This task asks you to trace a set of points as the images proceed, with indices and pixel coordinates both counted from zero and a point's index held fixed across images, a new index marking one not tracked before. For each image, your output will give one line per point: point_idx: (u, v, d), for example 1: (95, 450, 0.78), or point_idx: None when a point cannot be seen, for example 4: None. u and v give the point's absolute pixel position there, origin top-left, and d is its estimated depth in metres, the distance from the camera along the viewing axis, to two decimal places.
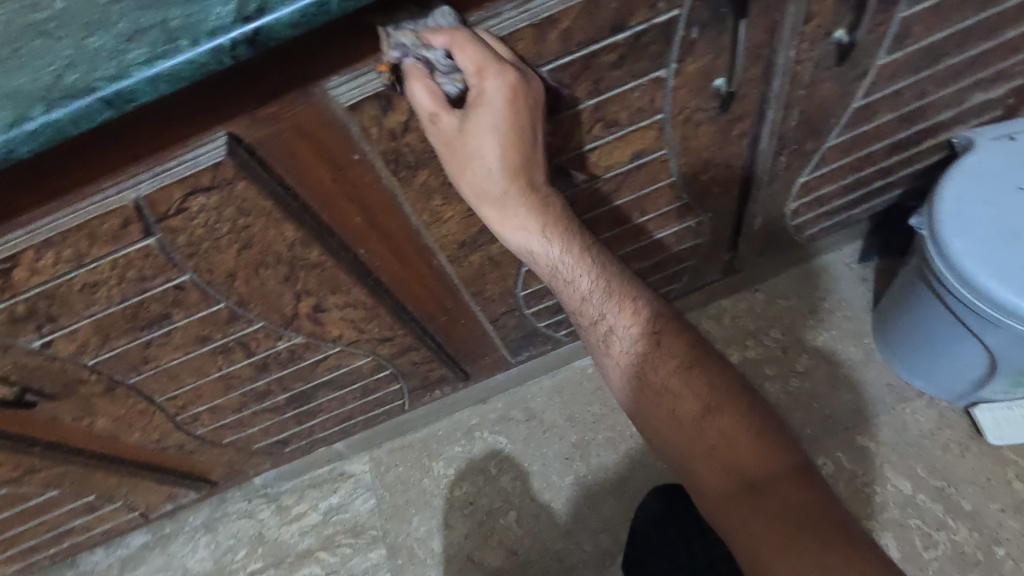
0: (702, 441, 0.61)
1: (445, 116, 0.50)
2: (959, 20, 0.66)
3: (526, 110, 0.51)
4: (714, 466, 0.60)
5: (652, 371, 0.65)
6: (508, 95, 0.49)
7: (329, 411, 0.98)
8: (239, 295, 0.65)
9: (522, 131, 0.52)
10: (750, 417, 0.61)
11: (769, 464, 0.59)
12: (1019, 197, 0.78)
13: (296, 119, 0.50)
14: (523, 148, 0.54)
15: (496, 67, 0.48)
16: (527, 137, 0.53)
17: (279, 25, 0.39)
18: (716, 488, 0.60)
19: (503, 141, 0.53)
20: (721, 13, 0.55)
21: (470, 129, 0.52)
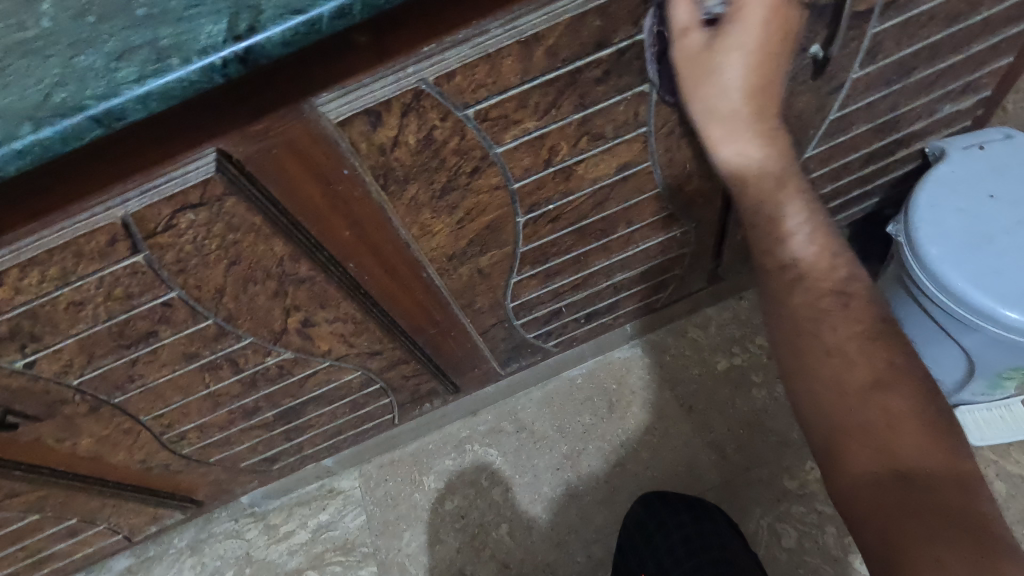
0: (860, 411, 0.57)
1: (695, 33, 0.54)
2: (928, 35, 0.69)
3: (779, 30, 0.55)
4: (866, 442, 0.56)
5: (829, 329, 0.60)
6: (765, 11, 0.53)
7: (318, 427, 0.98)
8: (228, 311, 0.65)
9: (770, 53, 0.55)
10: (927, 405, 0.56)
11: (922, 427, 0.55)
12: (991, 205, 0.81)
13: (287, 136, 0.50)
14: (765, 67, 0.56)
15: None
16: (775, 57, 0.56)
17: (270, 44, 0.40)
18: (860, 467, 0.55)
19: (747, 59, 0.55)
20: None
21: (719, 44, 0.54)
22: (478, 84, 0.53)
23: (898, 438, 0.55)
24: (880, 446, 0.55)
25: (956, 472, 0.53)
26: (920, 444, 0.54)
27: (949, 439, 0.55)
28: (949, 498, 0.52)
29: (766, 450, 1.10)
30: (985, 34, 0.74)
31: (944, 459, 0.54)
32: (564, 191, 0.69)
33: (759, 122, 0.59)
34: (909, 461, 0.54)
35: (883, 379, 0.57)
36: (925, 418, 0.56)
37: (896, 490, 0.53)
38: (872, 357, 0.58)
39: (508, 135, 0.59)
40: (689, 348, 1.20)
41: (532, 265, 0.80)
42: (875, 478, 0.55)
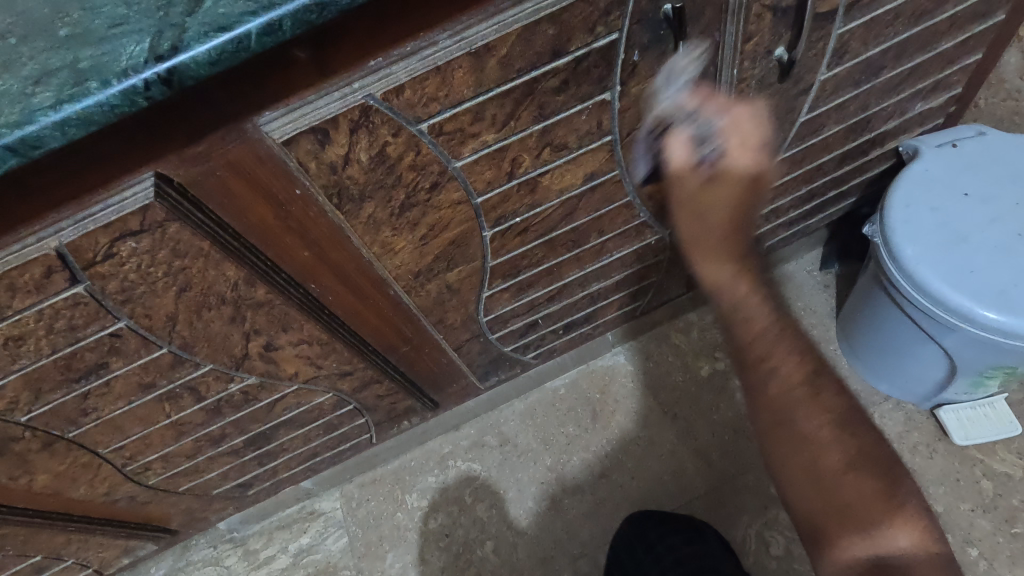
0: (840, 502, 0.56)
1: (692, 168, 0.60)
2: (894, 34, 0.68)
3: (753, 177, 0.60)
4: (853, 540, 0.56)
5: (804, 416, 0.58)
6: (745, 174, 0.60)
7: (292, 450, 0.95)
8: (182, 339, 0.62)
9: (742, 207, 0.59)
10: (891, 483, 0.58)
11: (901, 513, 0.57)
12: (966, 203, 0.80)
13: (231, 157, 0.48)
14: (739, 203, 0.59)
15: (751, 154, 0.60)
16: (747, 200, 0.60)
17: (196, 63, 0.37)
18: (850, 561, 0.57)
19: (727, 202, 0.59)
20: (659, 36, 0.55)
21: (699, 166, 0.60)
22: (429, 97, 0.51)
23: (896, 525, 0.56)
24: (870, 538, 0.56)
25: (933, 551, 0.57)
26: (903, 528, 0.57)
27: (922, 517, 0.58)
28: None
29: (752, 456, 1.09)
30: (953, 31, 0.73)
31: (926, 540, 0.57)
32: (531, 203, 0.67)
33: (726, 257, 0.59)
34: (894, 547, 0.56)
35: (853, 464, 0.57)
36: (900, 501, 0.57)
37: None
38: (843, 441, 0.57)
39: (466, 148, 0.57)
40: (672, 354, 1.18)
41: (503, 278, 0.78)
42: (864, 565, 0.56)
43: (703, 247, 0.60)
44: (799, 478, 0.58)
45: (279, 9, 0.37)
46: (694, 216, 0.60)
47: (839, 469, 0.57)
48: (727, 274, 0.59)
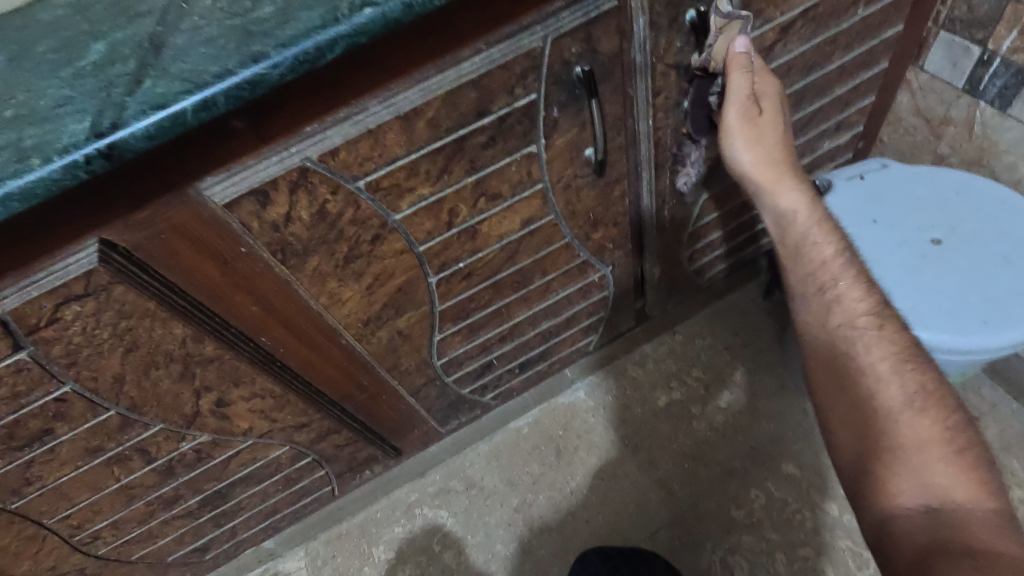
0: (890, 429, 0.55)
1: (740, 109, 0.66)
2: (792, 83, 0.76)
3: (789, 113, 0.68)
4: (904, 475, 0.53)
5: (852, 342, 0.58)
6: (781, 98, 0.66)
7: (249, 509, 0.93)
8: (131, 400, 0.63)
9: (787, 134, 0.67)
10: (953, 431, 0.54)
11: (957, 461, 0.53)
12: (875, 229, 0.87)
13: (175, 220, 0.51)
14: (790, 139, 0.67)
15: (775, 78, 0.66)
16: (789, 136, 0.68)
17: (133, 138, 0.40)
18: (898, 499, 0.53)
19: (780, 130, 0.66)
20: (576, 94, 0.61)
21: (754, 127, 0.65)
22: (364, 157, 0.54)
23: (941, 476, 0.52)
24: (917, 481, 0.52)
25: (996, 510, 0.51)
26: (953, 487, 0.51)
27: (988, 476, 0.52)
28: (980, 533, 0.49)
29: (713, 484, 1.11)
30: (844, 79, 0.82)
31: (988, 497, 0.51)
32: (472, 250, 0.71)
33: (795, 175, 0.66)
34: (945, 495, 0.51)
35: (915, 402, 0.55)
36: (955, 453, 0.53)
37: (930, 525, 0.50)
38: (905, 380, 0.57)
39: (404, 202, 0.61)
40: (630, 387, 1.22)
41: (453, 321, 0.80)
42: (910, 514, 0.52)
43: (773, 176, 0.66)
44: (848, 421, 0.58)
45: (213, 87, 0.41)
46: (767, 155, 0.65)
47: (911, 408, 0.55)
48: (798, 196, 0.66)
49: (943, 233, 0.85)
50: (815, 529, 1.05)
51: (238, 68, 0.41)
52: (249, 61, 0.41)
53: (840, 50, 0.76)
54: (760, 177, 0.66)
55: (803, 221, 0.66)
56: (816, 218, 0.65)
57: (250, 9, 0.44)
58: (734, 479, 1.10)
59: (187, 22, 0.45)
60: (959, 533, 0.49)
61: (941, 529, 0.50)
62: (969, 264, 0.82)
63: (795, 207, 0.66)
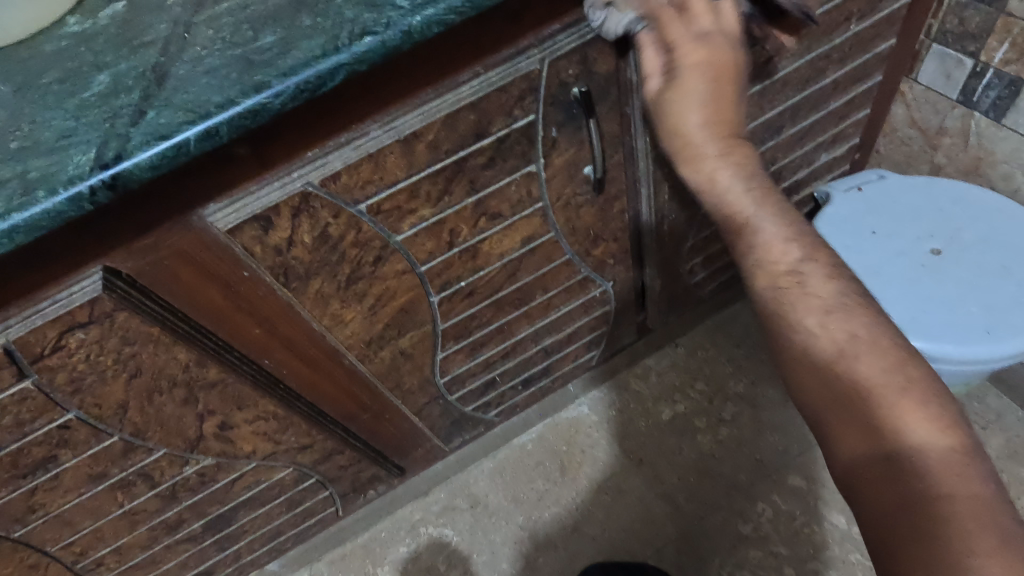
0: (835, 380, 0.46)
1: (653, 78, 0.52)
2: (787, 97, 0.77)
3: (737, 84, 0.51)
4: (853, 428, 0.44)
5: None
6: (713, 66, 0.50)
7: (253, 532, 0.92)
8: (135, 425, 0.63)
9: (724, 105, 0.50)
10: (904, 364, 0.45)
11: (913, 402, 0.44)
12: (874, 240, 0.87)
13: (178, 247, 0.51)
14: (729, 114, 0.51)
15: (703, 44, 0.50)
16: (730, 109, 0.51)
17: (138, 168, 0.41)
18: (854, 457, 0.44)
19: (706, 103, 0.50)
20: (573, 114, 0.62)
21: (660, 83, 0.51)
22: (365, 181, 0.55)
23: (894, 421, 0.43)
24: (872, 431, 0.44)
25: (955, 447, 0.43)
26: (909, 425, 0.43)
27: (941, 406, 0.44)
28: (943, 485, 0.41)
29: (719, 497, 1.10)
30: (839, 92, 0.83)
31: (942, 432, 0.43)
32: (473, 268, 0.71)
33: (727, 153, 0.50)
34: (898, 438, 0.43)
35: (849, 348, 0.46)
36: (903, 391, 0.44)
37: (889, 479, 0.42)
38: (833, 329, 0.47)
39: (405, 223, 0.61)
40: (634, 401, 1.21)
41: (455, 339, 0.80)
42: (864, 466, 0.44)
43: (690, 155, 0.51)
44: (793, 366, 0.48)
45: (216, 117, 0.41)
46: (694, 113, 0.50)
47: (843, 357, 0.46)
48: (720, 183, 0.50)
49: (942, 243, 0.85)
50: (822, 543, 1.04)
51: (240, 98, 0.42)
52: (251, 90, 0.42)
53: (834, 64, 0.77)
54: (678, 153, 0.52)
55: (720, 207, 0.51)
56: (736, 204, 0.50)
57: (252, 38, 0.45)
58: (740, 492, 1.10)
59: (190, 52, 0.45)
60: (921, 487, 0.41)
61: (901, 487, 0.42)
62: (969, 274, 0.82)
63: (709, 190, 0.51)
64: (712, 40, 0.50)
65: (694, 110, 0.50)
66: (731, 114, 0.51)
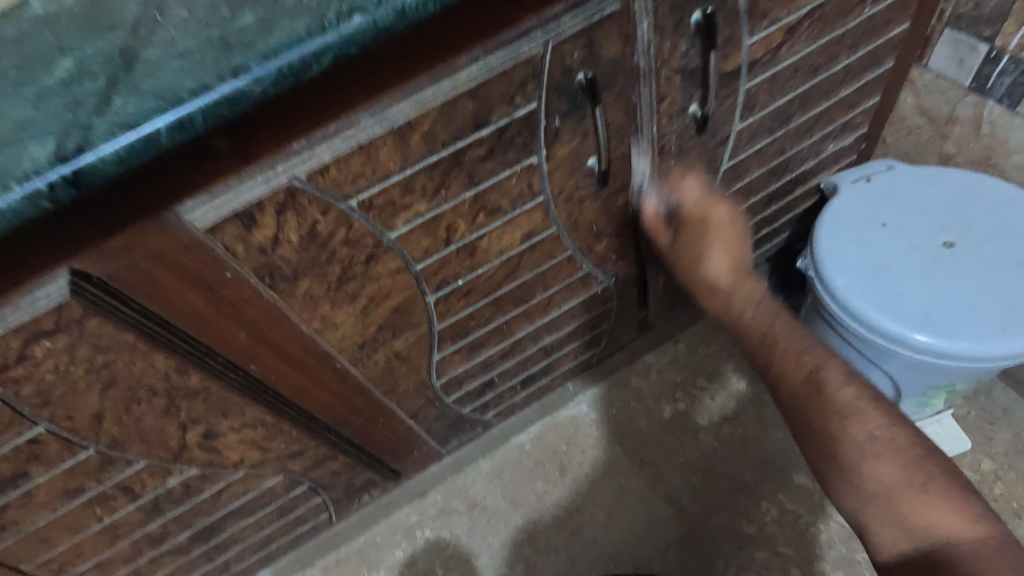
0: (868, 480, 0.58)
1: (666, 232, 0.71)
2: (797, 85, 0.74)
3: (739, 232, 0.67)
4: (895, 523, 0.56)
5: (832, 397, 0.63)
6: (724, 221, 0.67)
7: (243, 541, 0.88)
8: (112, 437, 0.59)
9: (733, 245, 0.66)
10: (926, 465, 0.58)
11: (936, 498, 0.56)
12: (884, 233, 0.84)
13: (154, 247, 0.47)
14: (738, 253, 0.67)
15: (708, 205, 0.68)
16: (740, 248, 0.67)
17: (103, 162, 0.37)
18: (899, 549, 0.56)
19: (722, 249, 0.66)
20: (577, 102, 0.58)
21: (711, 245, 0.66)
22: (355, 174, 0.51)
23: (924, 517, 0.55)
24: (908, 524, 0.56)
25: (987, 540, 0.53)
26: (938, 518, 0.55)
27: (968, 506, 0.56)
28: (985, 569, 0.51)
29: (723, 497, 1.07)
30: (850, 79, 0.80)
31: (974, 527, 0.54)
32: (471, 266, 0.68)
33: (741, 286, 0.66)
34: (930, 534, 0.55)
35: (866, 446, 0.59)
36: (931, 497, 0.56)
37: (931, 567, 0.53)
38: (867, 425, 0.60)
39: (399, 220, 0.57)
40: (634, 399, 1.18)
41: (453, 340, 0.77)
42: (908, 559, 0.55)
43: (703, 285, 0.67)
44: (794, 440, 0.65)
45: (189, 105, 0.37)
46: (717, 256, 0.66)
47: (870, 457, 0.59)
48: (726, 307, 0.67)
49: (955, 236, 0.83)
50: (828, 543, 1.02)
51: (216, 83, 0.37)
52: (228, 75, 0.38)
53: (846, 50, 0.74)
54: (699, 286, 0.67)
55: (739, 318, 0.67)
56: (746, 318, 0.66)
57: (229, 18, 0.41)
58: (744, 492, 1.07)
59: (162, 34, 0.41)
60: (955, 569, 0.52)
61: (943, 569, 0.53)
62: (983, 268, 0.80)
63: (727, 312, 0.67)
64: (710, 201, 0.68)
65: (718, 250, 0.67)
66: (742, 254, 0.67)
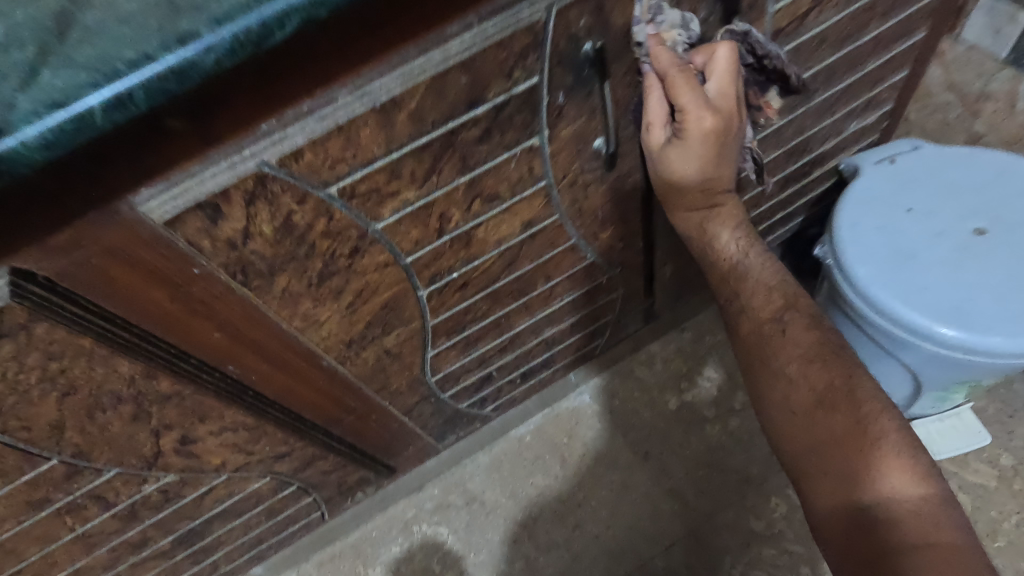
0: (813, 429, 0.57)
1: (657, 129, 0.57)
2: (823, 57, 0.67)
3: (728, 142, 0.56)
4: (830, 478, 0.54)
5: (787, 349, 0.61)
6: (709, 135, 0.54)
7: (230, 543, 0.84)
8: (76, 446, 0.54)
9: (710, 158, 0.57)
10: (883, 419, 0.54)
11: (883, 453, 0.53)
12: (910, 219, 0.79)
13: (107, 243, 0.42)
14: (714, 165, 0.58)
15: (705, 110, 0.53)
16: (719, 155, 0.57)
17: (27, 147, 0.31)
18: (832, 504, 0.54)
19: (695, 164, 0.57)
20: (583, 76, 0.52)
21: (675, 144, 0.57)
22: (335, 159, 0.45)
23: (871, 471, 0.52)
24: (850, 477, 0.53)
25: (928, 496, 0.51)
26: (885, 473, 0.52)
27: (914, 460, 0.52)
28: (914, 526, 0.49)
29: (728, 492, 1.04)
30: (878, 51, 0.73)
31: (917, 482, 0.51)
32: (467, 258, 0.62)
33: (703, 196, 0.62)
34: (874, 490, 0.52)
35: (826, 400, 0.57)
36: (881, 443, 0.53)
37: (870, 525, 0.51)
38: (811, 379, 0.58)
39: (386, 209, 0.52)
40: (638, 389, 1.14)
41: (447, 335, 0.72)
42: (837, 510, 0.53)
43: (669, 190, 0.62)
44: (775, 411, 0.60)
45: (127, 79, 0.31)
46: (683, 166, 0.58)
47: (799, 410, 0.58)
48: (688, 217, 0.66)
49: (987, 222, 0.77)
50: None
51: (159, 53, 0.32)
52: (173, 42, 0.32)
53: (876, 18, 0.68)
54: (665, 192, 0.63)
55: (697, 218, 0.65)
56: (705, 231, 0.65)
57: None
58: (752, 487, 1.03)
59: None
60: (891, 525, 0.50)
61: (880, 525, 0.50)
62: (1017, 256, 0.74)
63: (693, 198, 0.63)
64: (715, 103, 0.54)
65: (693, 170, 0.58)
66: (717, 170, 0.59)
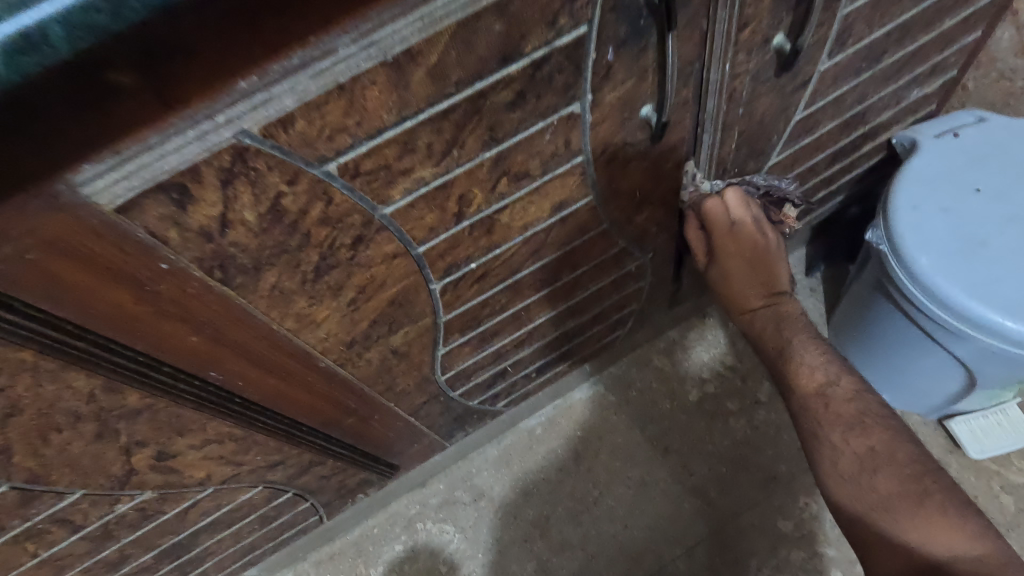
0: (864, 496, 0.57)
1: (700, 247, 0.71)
2: (902, 12, 0.58)
3: (756, 257, 0.68)
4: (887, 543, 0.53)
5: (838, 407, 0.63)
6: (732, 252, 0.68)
7: (219, 552, 0.77)
8: (29, 471, 0.46)
9: (741, 270, 0.69)
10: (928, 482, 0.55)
11: (933, 513, 0.53)
12: (977, 200, 0.70)
13: (42, 235, 0.32)
14: (748, 274, 0.70)
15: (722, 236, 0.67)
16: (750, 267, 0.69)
17: None
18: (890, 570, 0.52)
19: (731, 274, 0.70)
20: (639, 27, 0.42)
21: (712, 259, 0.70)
22: (333, 128, 0.36)
23: (924, 532, 0.52)
24: (904, 541, 0.52)
25: (986, 555, 0.50)
26: (937, 533, 0.52)
27: (965, 519, 0.52)
28: None
29: (753, 490, 0.98)
30: (958, 7, 0.64)
31: (973, 542, 0.51)
32: (488, 246, 0.53)
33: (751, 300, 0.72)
34: (929, 549, 0.51)
35: (869, 467, 0.58)
36: (927, 504, 0.54)
37: None
38: (852, 446, 0.60)
39: (395, 190, 0.42)
40: (657, 380, 1.07)
41: (461, 331, 0.63)
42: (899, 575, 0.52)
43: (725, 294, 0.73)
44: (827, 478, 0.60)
45: (35, 10, 0.21)
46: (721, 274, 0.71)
47: (846, 476, 0.59)
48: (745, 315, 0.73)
49: None
50: None
51: None
52: None
53: None
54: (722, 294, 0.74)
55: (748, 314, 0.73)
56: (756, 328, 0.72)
57: None
58: (778, 485, 0.98)
59: None
60: None
61: None
62: None
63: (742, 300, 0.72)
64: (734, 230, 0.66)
65: (743, 275, 0.70)
66: (755, 278, 0.70)
